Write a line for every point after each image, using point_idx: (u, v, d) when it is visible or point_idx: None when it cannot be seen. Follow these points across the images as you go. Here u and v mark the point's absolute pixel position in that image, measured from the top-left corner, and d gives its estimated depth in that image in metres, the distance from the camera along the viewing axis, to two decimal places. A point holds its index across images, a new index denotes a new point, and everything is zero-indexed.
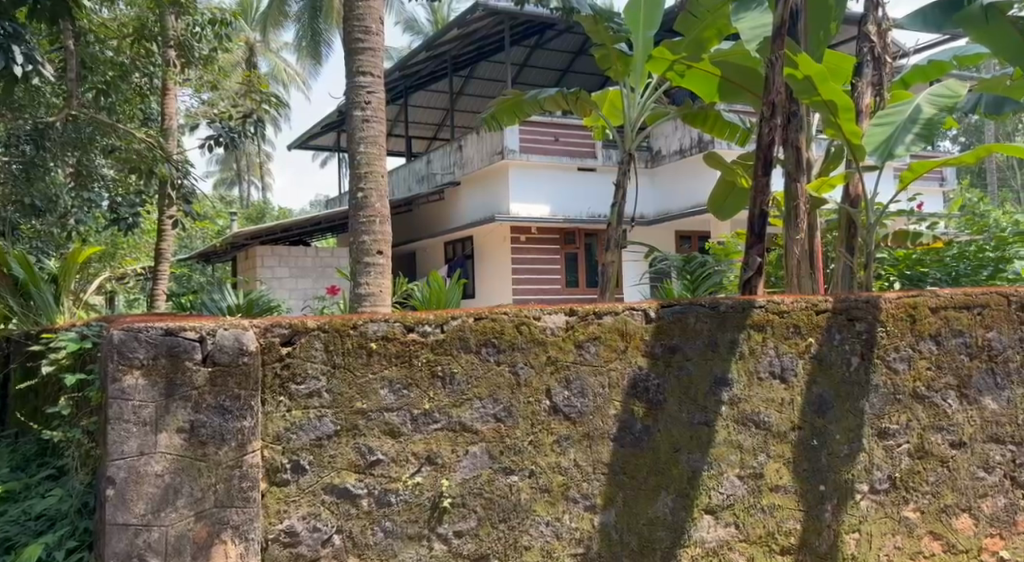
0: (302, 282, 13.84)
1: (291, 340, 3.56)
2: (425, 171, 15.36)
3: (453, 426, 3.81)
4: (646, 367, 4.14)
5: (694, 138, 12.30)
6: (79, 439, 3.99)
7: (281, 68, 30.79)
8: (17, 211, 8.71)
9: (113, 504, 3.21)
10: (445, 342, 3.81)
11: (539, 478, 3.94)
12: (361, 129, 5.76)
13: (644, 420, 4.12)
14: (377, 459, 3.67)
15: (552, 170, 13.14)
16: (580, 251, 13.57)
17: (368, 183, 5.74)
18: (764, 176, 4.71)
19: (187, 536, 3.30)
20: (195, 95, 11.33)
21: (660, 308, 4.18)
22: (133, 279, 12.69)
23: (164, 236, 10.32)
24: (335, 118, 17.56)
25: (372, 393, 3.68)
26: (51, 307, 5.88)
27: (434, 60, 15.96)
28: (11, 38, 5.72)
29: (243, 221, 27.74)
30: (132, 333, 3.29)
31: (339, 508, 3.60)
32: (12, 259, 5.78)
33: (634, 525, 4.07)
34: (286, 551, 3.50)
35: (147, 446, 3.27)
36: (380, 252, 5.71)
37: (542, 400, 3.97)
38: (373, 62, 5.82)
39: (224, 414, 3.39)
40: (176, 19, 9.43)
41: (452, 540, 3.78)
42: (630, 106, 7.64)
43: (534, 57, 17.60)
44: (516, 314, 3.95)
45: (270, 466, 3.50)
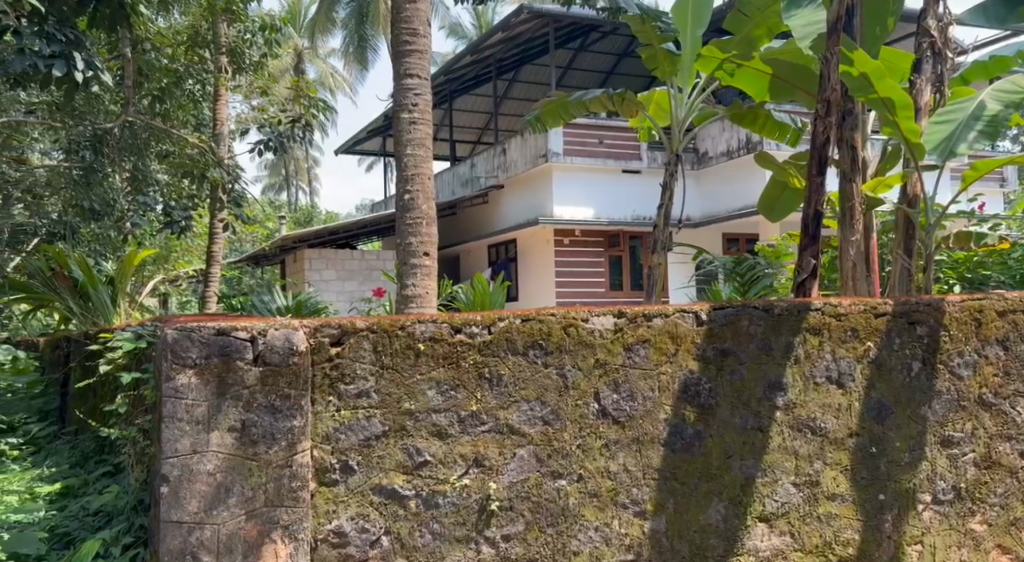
0: (348, 284, 13.95)
1: (339, 341, 3.57)
2: (469, 174, 15.38)
3: (500, 428, 3.78)
4: (698, 370, 4.06)
5: (742, 139, 12.11)
6: (134, 437, 4.04)
7: (327, 74, 31.06)
8: (76, 216, 8.80)
9: (167, 501, 3.25)
10: (492, 344, 3.79)
11: (587, 483, 3.89)
12: (408, 132, 5.78)
13: (695, 425, 4.05)
14: (424, 461, 3.66)
15: (597, 172, 13.04)
16: (624, 254, 13.38)
17: (414, 185, 5.75)
18: (818, 176, 4.62)
19: (238, 534, 3.32)
20: (245, 100, 11.51)
21: (712, 311, 4.10)
22: (186, 281, 12.92)
23: (216, 238, 10.48)
24: (381, 123, 17.67)
25: (419, 394, 3.67)
26: (108, 307, 6.02)
27: (479, 64, 15.97)
28: (74, 45, 5.86)
29: (291, 226, 28.13)
30: (185, 332, 3.32)
31: (387, 509, 3.60)
32: (71, 260, 5.97)
33: (685, 532, 4.00)
34: (335, 552, 3.50)
35: (199, 444, 3.30)
36: (427, 254, 5.70)
37: (589, 403, 3.92)
38: (420, 64, 5.83)
39: (274, 413, 3.41)
40: (227, 26, 9.69)
41: (499, 544, 3.75)
42: (678, 106, 7.55)
43: (578, 59, 17.53)
44: (564, 316, 3.90)
45: (319, 466, 3.51)
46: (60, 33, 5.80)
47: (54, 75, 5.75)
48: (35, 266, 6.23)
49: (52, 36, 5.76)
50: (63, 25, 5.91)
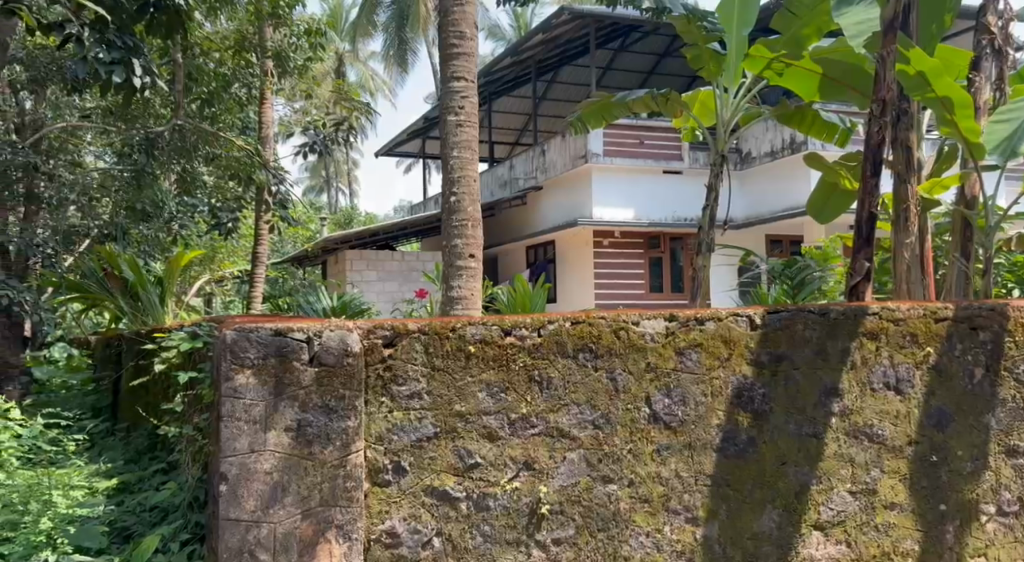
0: (389, 286, 14.04)
1: (392, 342, 3.60)
2: (508, 176, 15.38)
3: (550, 431, 3.78)
4: (751, 376, 4.02)
5: (786, 139, 11.96)
6: (190, 436, 4.11)
7: (368, 77, 31.34)
8: (127, 217, 9.09)
9: (225, 500, 3.30)
10: (542, 347, 3.79)
11: (638, 488, 3.87)
12: (455, 134, 5.80)
13: (749, 431, 4.00)
14: (475, 463, 3.67)
15: (638, 173, 12.96)
16: (665, 256, 13.23)
17: (460, 187, 5.76)
18: (873, 177, 4.57)
19: (294, 533, 3.36)
20: (288, 103, 11.64)
21: (766, 315, 4.05)
22: (232, 282, 13.11)
23: (262, 240, 10.62)
24: (421, 125, 17.74)
25: (470, 396, 3.68)
26: (157, 308, 6.12)
27: (518, 66, 15.97)
28: (132, 52, 6.01)
29: (331, 227, 28.41)
30: (244, 333, 3.37)
31: (439, 511, 3.61)
32: (122, 261, 6.11)
33: (738, 540, 3.96)
34: (388, 552, 3.53)
35: (257, 443, 3.35)
36: (472, 256, 5.72)
37: (641, 408, 3.90)
38: (467, 67, 5.83)
39: (329, 414, 3.45)
40: (273, 31, 9.76)
41: (550, 548, 3.75)
42: (723, 105, 7.47)
43: (619, 59, 17.43)
44: (614, 319, 3.89)
45: (372, 466, 3.54)
46: (118, 40, 5.96)
47: (113, 81, 5.91)
48: (89, 267, 6.39)
49: (111, 43, 5.92)
50: (122, 32, 6.06)
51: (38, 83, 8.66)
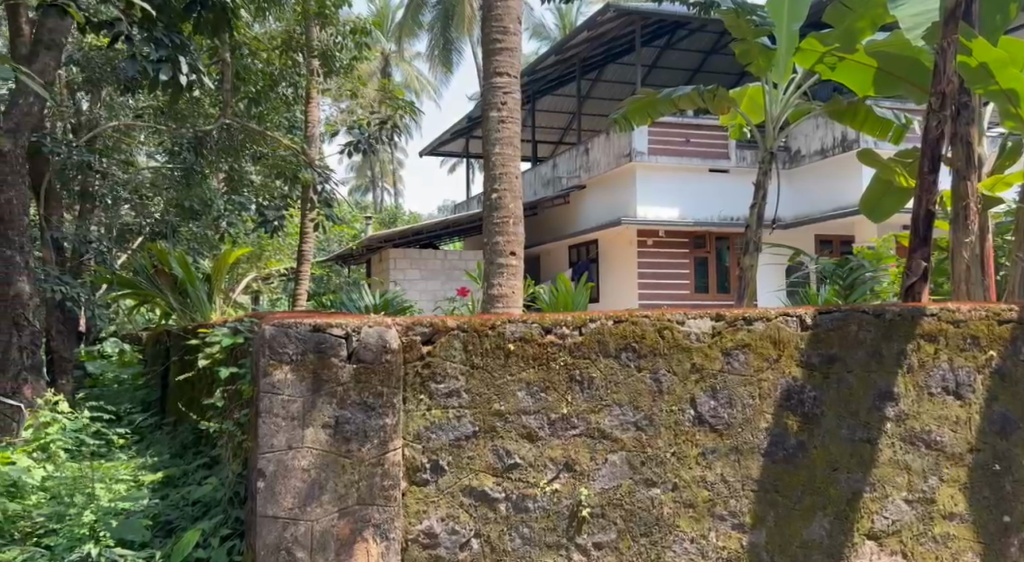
0: (432, 284, 14.04)
1: (431, 339, 3.55)
2: (551, 175, 15.29)
3: (591, 433, 3.69)
4: (802, 378, 3.89)
5: (837, 137, 11.68)
6: (231, 431, 4.10)
7: (412, 77, 31.51)
8: (178, 215, 9.28)
9: (263, 496, 3.27)
10: (583, 346, 3.70)
11: (681, 492, 3.76)
12: (497, 131, 5.73)
13: (798, 435, 3.87)
14: (514, 463, 3.60)
15: (684, 172, 12.75)
16: (710, 256, 13.01)
17: (501, 184, 5.69)
18: (931, 173, 4.35)
19: (331, 532, 3.32)
20: (334, 103, 11.73)
21: (817, 315, 3.91)
22: (278, 279, 13.22)
23: (308, 238, 10.67)
24: (464, 125, 17.69)
25: (509, 395, 3.61)
26: (205, 305, 6.21)
27: (562, 64, 15.83)
28: (179, 50, 6.07)
29: (375, 227, 28.55)
30: (283, 329, 3.35)
31: (478, 511, 3.55)
32: (172, 258, 6.18)
33: (787, 548, 3.83)
34: (425, 553, 3.48)
35: (294, 440, 3.32)
36: (513, 254, 5.63)
37: (685, 410, 3.79)
38: (510, 62, 5.75)
39: (367, 411, 3.41)
40: (320, 30, 9.78)
41: (591, 552, 3.66)
42: (772, 101, 7.29)
43: (664, 57, 17.27)
44: (658, 318, 3.78)
45: (410, 465, 3.48)
46: (166, 38, 6.03)
47: (160, 79, 5.96)
48: (139, 264, 6.47)
49: (160, 41, 5.99)
50: (170, 30, 6.12)
51: (93, 84, 8.78)
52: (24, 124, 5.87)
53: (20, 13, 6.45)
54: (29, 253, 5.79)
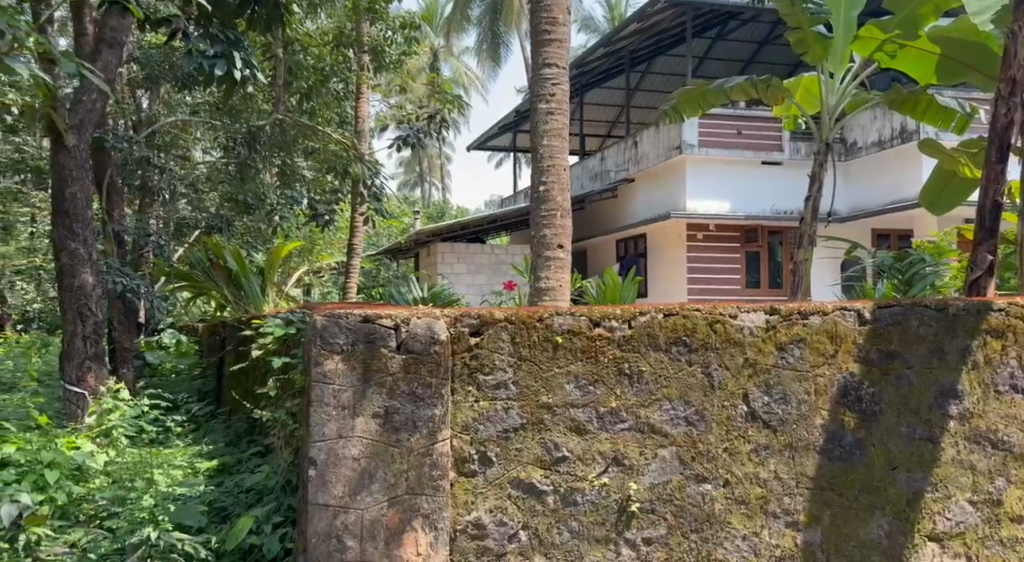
0: (479, 278, 14.04)
1: (479, 331, 3.53)
2: (599, 169, 15.20)
3: (641, 427, 3.64)
4: (859, 374, 3.78)
5: (896, 128, 11.38)
6: (283, 420, 4.12)
7: (461, 72, 31.55)
8: (231, 210, 9.53)
9: (314, 484, 3.29)
10: (632, 340, 3.65)
11: (734, 489, 3.69)
12: (545, 122, 5.67)
13: (856, 433, 3.77)
14: (563, 456, 3.56)
15: (735, 165, 12.51)
16: (762, 250, 12.79)
17: (549, 176, 5.63)
18: (999, 163, 4.22)
19: (380, 521, 3.33)
20: (383, 99, 11.80)
21: (876, 310, 3.80)
22: (329, 273, 13.35)
23: (357, 232, 10.73)
24: (512, 119, 17.65)
25: (558, 388, 3.57)
26: (258, 297, 6.30)
27: (611, 57, 15.68)
28: (234, 45, 6.15)
29: (423, 221, 28.66)
30: (334, 319, 3.36)
31: (526, 504, 3.53)
32: (226, 252, 6.28)
33: (843, 547, 3.74)
34: (473, 544, 3.46)
35: (345, 429, 3.33)
36: (561, 247, 5.56)
37: (738, 405, 3.71)
38: (559, 53, 5.69)
39: (416, 402, 3.41)
40: (370, 26, 9.78)
41: (640, 547, 3.61)
42: (828, 91, 7.10)
43: (715, 49, 17.04)
44: (710, 311, 3.70)
45: (458, 456, 3.47)
46: (221, 34, 6.13)
47: (216, 75, 6.04)
48: (196, 257, 6.59)
49: (215, 37, 6.09)
50: (225, 26, 6.21)
51: (152, 81, 8.92)
52: (88, 121, 6.00)
53: (83, 13, 6.59)
54: (93, 246, 5.92)
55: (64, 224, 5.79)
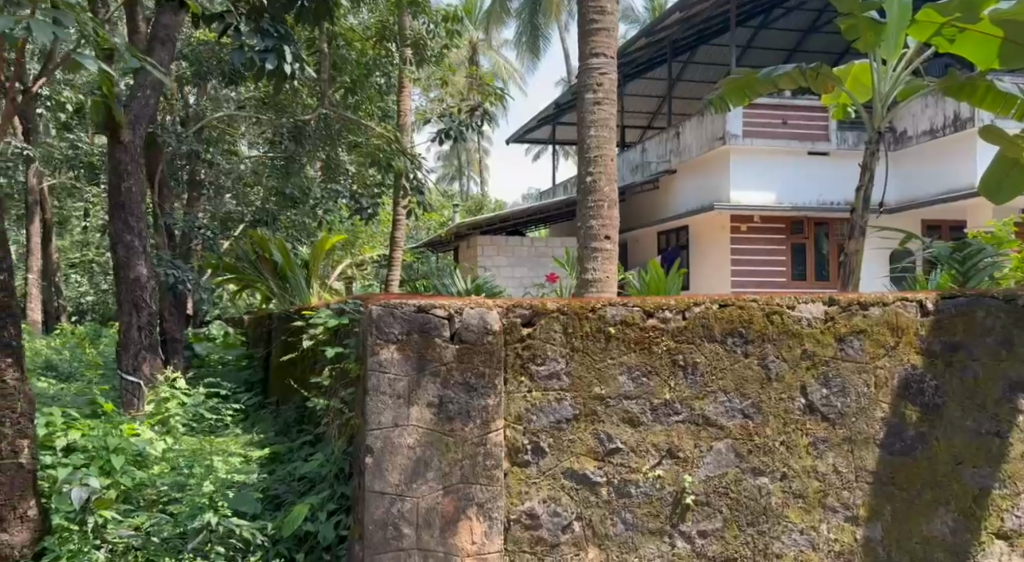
0: (519, 271, 14.03)
1: (531, 321, 3.52)
2: (640, 160, 15.08)
3: (695, 419, 3.60)
4: (922, 366, 3.71)
5: (948, 115, 11.11)
6: (337, 409, 4.16)
7: (501, 65, 31.50)
8: (276, 204, 9.65)
9: (371, 472, 3.31)
10: (687, 330, 3.61)
11: (792, 482, 3.65)
12: (593, 112, 5.62)
13: (918, 426, 3.70)
14: (616, 448, 3.54)
15: (781, 155, 12.30)
16: (809, 242, 12.52)
17: (597, 167, 5.58)
18: None
19: (436, 509, 3.35)
20: (423, 93, 11.83)
21: (939, 300, 3.73)
22: (372, 266, 13.43)
23: (400, 226, 10.72)
24: (552, 111, 17.55)
25: (611, 379, 3.55)
26: (304, 290, 6.34)
27: (653, 47, 15.51)
28: (283, 40, 6.21)
29: (462, 214, 28.70)
30: (388, 309, 3.38)
31: (579, 495, 3.51)
32: (271, 246, 6.33)
33: (905, 543, 3.68)
34: (527, 534, 3.46)
35: (401, 418, 3.35)
36: (608, 237, 5.51)
37: (796, 398, 3.66)
38: (608, 43, 5.63)
39: (470, 391, 3.41)
40: (411, 20, 9.70)
41: (695, 540, 3.58)
42: (881, 79, 6.93)
43: (759, 38, 16.77)
44: (767, 302, 3.65)
45: (512, 446, 3.47)
46: (272, 29, 6.19)
47: (267, 69, 6.11)
48: (244, 249, 6.67)
49: (266, 31, 6.15)
50: (275, 21, 6.26)
51: (200, 76, 9.04)
52: (142, 116, 6.15)
53: (137, 10, 6.71)
54: (147, 238, 6.03)
55: (120, 217, 5.90)
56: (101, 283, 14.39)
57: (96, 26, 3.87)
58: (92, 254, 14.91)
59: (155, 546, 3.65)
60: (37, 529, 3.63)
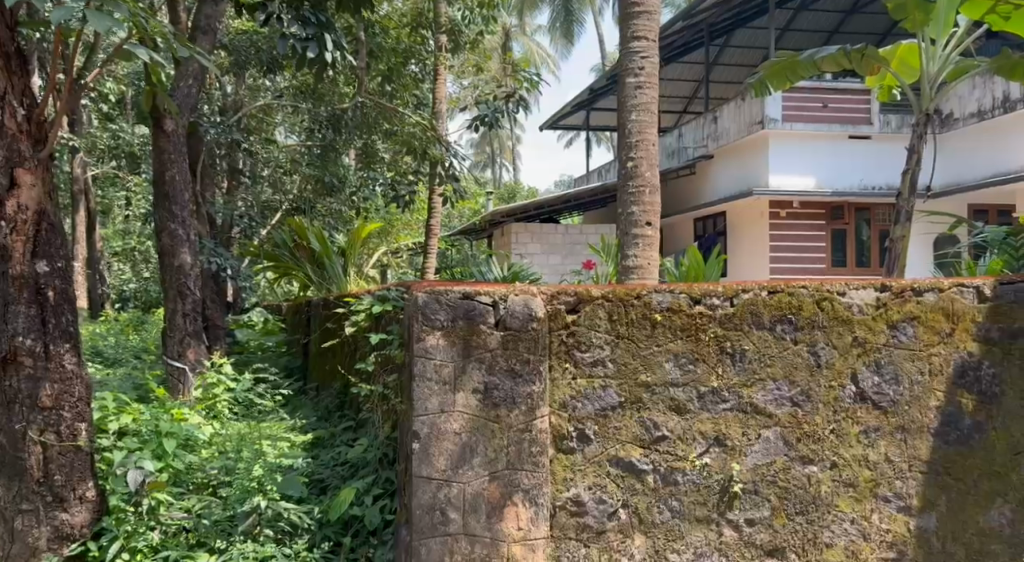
0: (553, 258, 13.99)
1: (576, 309, 3.49)
2: (676, 146, 14.95)
3: (743, 407, 3.55)
4: (978, 354, 3.63)
5: (998, 97, 10.83)
6: (382, 395, 4.17)
7: (534, 51, 31.33)
8: (313, 191, 9.87)
9: (417, 458, 3.33)
10: (735, 318, 3.56)
11: (842, 471, 3.59)
12: (634, 97, 5.54)
13: (974, 415, 3.62)
14: (662, 436, 3.51)
15: (822, 140, 12.07)
16: (849, 228, 12.26)
17: (638, 151, 5.49)
18: None
19: (482, 495, 3.35)
20: (457, 79, 11.81)
21: (997, 286, 3.63)
22: (408, 254, 13.46)
23: (437, 213, 10.72)
24: (586, 97, 17.39)
25: (657, 366, 3.52)
26: (341, 278, 6.35)
27: (690, 31, 15.30)
28: (323, 27, 6.21)
29: (496, 202, 28.67)
30: (434, 296, 3.38)
31: (625, 482, 3.49)
32: (311, 233, 6.36)
33: (960, 535, 3.62)
34: (573, 521, 3.44)
35: (447, 404, 3.36)
36: (649, 224, 5.43)
37: (846, 386, 3.59)
38: (649, 26, 5.54)
39: (515, 378, 3.40)
40: (448, 5, 9.64)
41: (743, 528, 3.55)
42: (929, 59, 6.74)
43: (798, 19, 16.47)
44: (817, 289, 3.59)
45: (557, 433, 3.45)
46: (312, 16, 6.18)
47: (307, 57, 6.13)
48: (285, 236, 6.70)
49: (306, 19, 6.15)
50: (315, 9, 6.25)
51: (239, 66, 9.07)
52: (185, 105, 6.20)
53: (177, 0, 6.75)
54: (192, 226, 6.09)
55: (165, 206, 5.97)
56: (143, 272, 14.64)
57: (145, 17, 3.90)
58: (134, 242, 15.16)
59: (205, 528, 3.72)
60: (95, 510, 3.71)
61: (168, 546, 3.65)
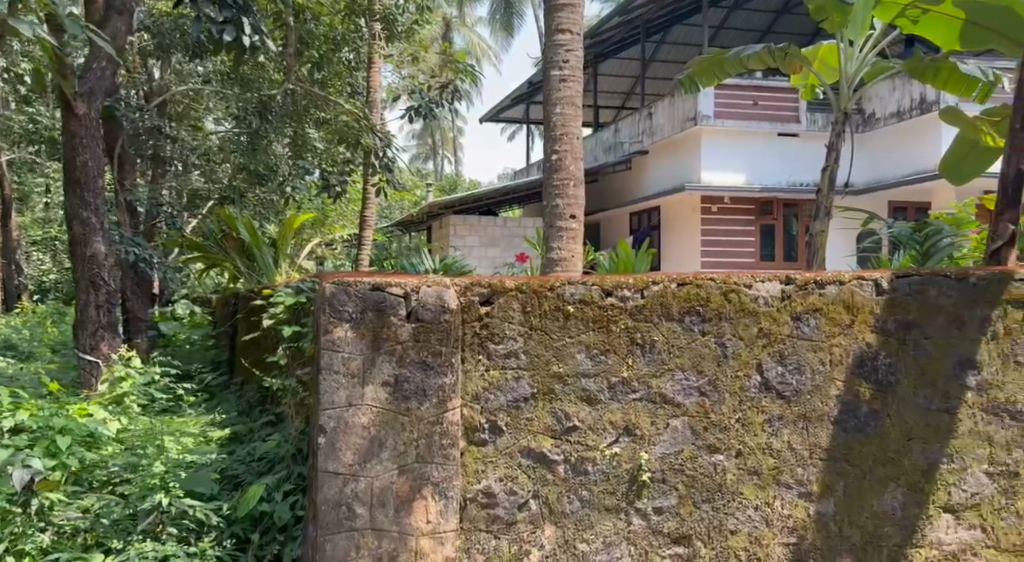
0: (491, 251, 13.95)
1: (489, 301, 3.48)
2: (613, 140, 15.08)
3: (652, 398, 3.60)
4: (876, 344, 3.74)
5: (915, 97, 11.23)
6: (294, 389, 4.11)
7: (474, 43, 31.22)
8: (244, 179, 9.60)
9: (324, 452, 3.29)
10: (644, 309, 3.60)
11: (747, 460, 3.67)
12: (558, 90, 5.54)
13: (871, 404, 3.74)
14: (573, 426, 3.53)
15: (751, 137, 12.31)
16: (778, 223, 12.50)
17: (562, 144, 5.51)
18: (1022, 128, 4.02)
19: (390, 489, 3.33)
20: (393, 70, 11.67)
21: (894, 279, 3.75)
22: (342, 246, 13.29)
23: (370, 205, 10.61)
24: (525, 90, 17.37)
25: (568, 358, 3.53)
26: (271, 269, 6.26)
27: (626, 26, 15.42)
28: (242, 10, 6.07)
29: (436, 194, 28.48)
30: (342, 287, 3.33)
31: (535, 473, 3.50)
32: (239, 224, 6.23)
33: (856, 519, 3.74)
34: (483, 513, 3.45)
35: (355, 397, 3.32)
36: (573, 217, 5.44)
37: (751, 376, 3.67)
38: (574, 19, 5.52)
39: (425, 369, 3.38)
40: None
41: (651, 517, 3.60)
42: (846, 60, 6.88)
43: (732, 18, 16.76)
44: (724, 281, 3.65)
45: (468, 425, 3.45)
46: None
47: (224, 40, 6.01)
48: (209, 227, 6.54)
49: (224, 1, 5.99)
50: None
51: (162, 50, 8.78)
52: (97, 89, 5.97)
53: None
54: (104, 214, 5.89)
55: (75, 193, 5.75)
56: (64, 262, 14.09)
57: None
58: (56, 232, 14.59)
59: (104, 528, 3.60)
60: None
61: (61, 547, 3.50)
